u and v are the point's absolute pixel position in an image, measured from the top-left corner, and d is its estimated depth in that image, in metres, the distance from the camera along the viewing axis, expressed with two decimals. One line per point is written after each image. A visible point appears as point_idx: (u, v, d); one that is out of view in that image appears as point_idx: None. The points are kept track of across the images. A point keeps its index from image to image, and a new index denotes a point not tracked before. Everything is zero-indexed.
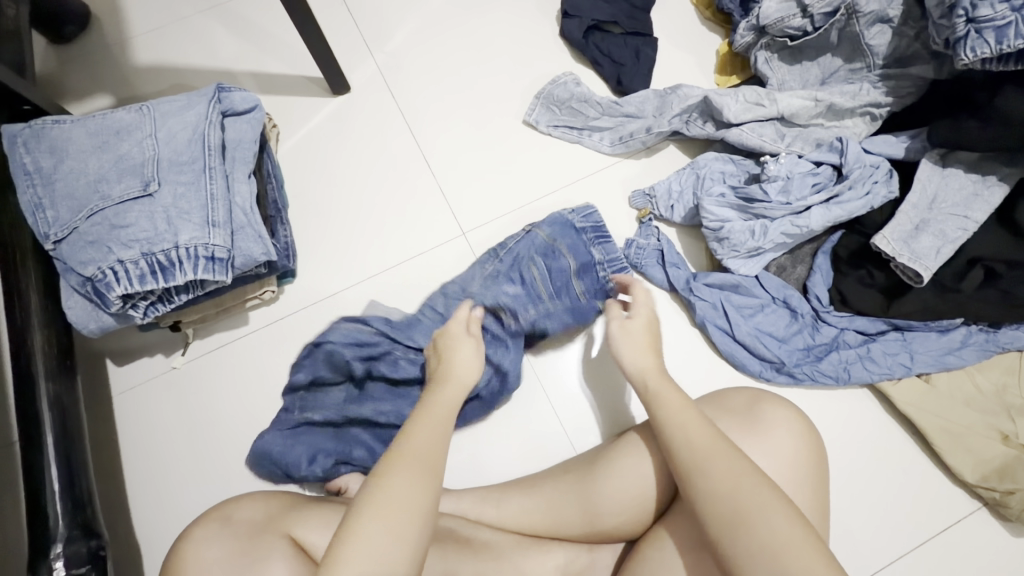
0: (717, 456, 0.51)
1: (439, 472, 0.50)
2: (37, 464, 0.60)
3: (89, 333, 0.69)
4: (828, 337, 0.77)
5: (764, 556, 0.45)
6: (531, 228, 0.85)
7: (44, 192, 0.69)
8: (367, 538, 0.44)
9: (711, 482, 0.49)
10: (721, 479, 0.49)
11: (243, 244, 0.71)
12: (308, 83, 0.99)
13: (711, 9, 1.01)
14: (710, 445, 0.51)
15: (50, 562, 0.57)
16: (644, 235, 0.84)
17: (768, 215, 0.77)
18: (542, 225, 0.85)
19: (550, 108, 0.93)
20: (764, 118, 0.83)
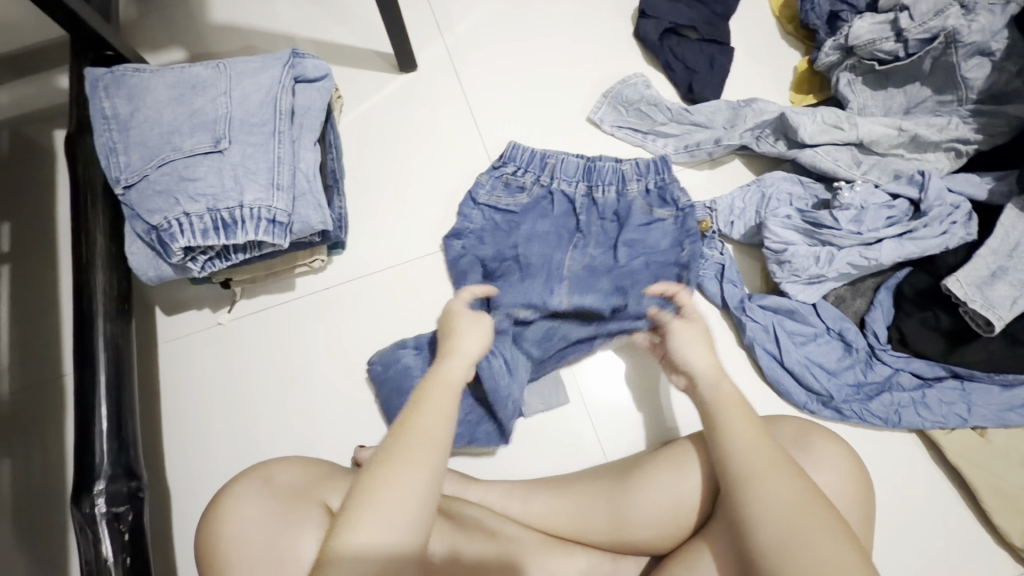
0: (771, 465, 0.50)
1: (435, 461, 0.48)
2: (89, 402, 0.62)
3: (147, 281, 0.70)
4: (882, 377, 0.74)
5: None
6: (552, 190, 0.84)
7: (119, 138, 0.71)
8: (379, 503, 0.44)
9: (767, 496, 0.48)
10: (776, 496, 0.48)
11: (303, 211, 0.71)
12: (376, 58, 0.99)
13: (793, 23, 0.98)
14: (769, 461, 0.50)
15: (93, 497, 0.58)
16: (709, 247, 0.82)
17: (835, 243, 0.74)
18: (561, 182, 0.84)
19: (617, 108, 0.91)
20: (841, 142, 0.80)
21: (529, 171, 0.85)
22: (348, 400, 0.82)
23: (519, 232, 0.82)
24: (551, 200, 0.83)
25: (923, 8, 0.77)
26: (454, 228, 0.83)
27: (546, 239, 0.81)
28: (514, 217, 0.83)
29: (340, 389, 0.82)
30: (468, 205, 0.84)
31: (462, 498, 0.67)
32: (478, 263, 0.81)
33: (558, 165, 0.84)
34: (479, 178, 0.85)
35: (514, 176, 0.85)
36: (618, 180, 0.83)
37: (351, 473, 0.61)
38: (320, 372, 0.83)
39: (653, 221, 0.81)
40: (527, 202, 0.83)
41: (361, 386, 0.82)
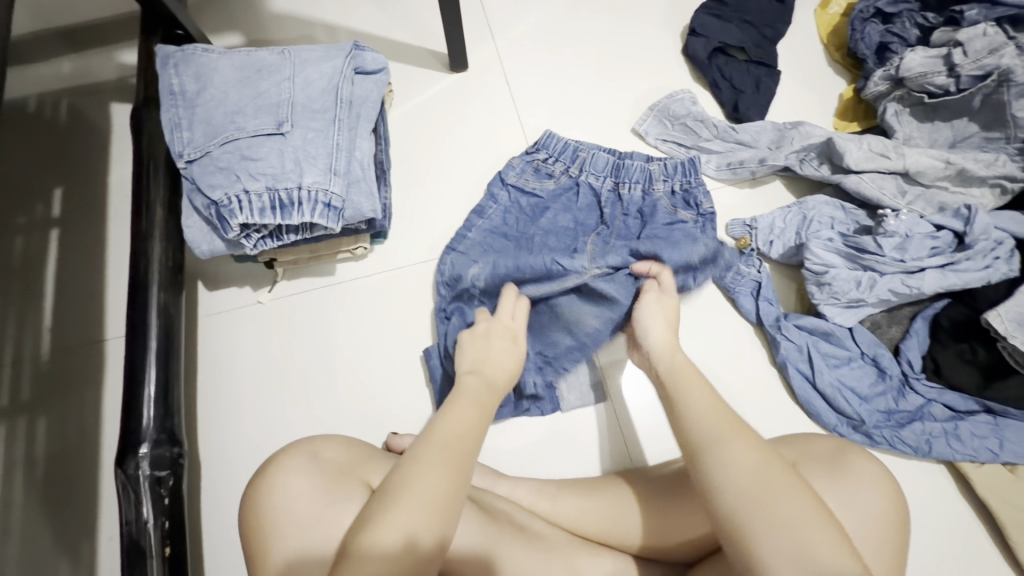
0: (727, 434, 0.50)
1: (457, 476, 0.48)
2: (139, 366, 0.63)
3: (199, 254, 0.72)
4: (913, 406, 0.74)
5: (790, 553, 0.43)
6: (579, 181, 0.87)
7: (184, 114, 0.73)
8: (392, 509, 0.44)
9: (727, 469, 0.48)
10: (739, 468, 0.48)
11: (356, 198, 0.72)
12: (428, 56, 1.01)
13: (841, 52, 0.99)
14: (724, 431, 0.51)
15: (138, 460, 0.59)
16: (745, 263, 0.83)
17: (878, 269, 0.74)
18: (589, 175, 0.86)
19: (663, 121, 0.93)
20: (886, 170, 0.80)
21: (560, 163, 0.88)
22: (380, 388, 0.82)
23: (541, 217, 0.85)
24: (578, 189, 0.86)
25: (978, 45, 0.79)
26: (478, 206, 0.86)
27: (569, 226, 0.83)
28: (540, 204, 0.86)
29: (372, 376, 0.83)
30: (500, 185, 0.88)
31: (493, 493, 0.68)
32: (486, 242, 0.84)
33: (590, 157, 0.87)
34: (512, 161, 0.89)
35: (544, 166, 0.88)
36: (645, 180, 0.85)
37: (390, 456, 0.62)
38: (354, 359, 0.84)
39: (676, 222, 0.82)
40: (556, 190, 0.87)
41: (394, 375, 0.83)
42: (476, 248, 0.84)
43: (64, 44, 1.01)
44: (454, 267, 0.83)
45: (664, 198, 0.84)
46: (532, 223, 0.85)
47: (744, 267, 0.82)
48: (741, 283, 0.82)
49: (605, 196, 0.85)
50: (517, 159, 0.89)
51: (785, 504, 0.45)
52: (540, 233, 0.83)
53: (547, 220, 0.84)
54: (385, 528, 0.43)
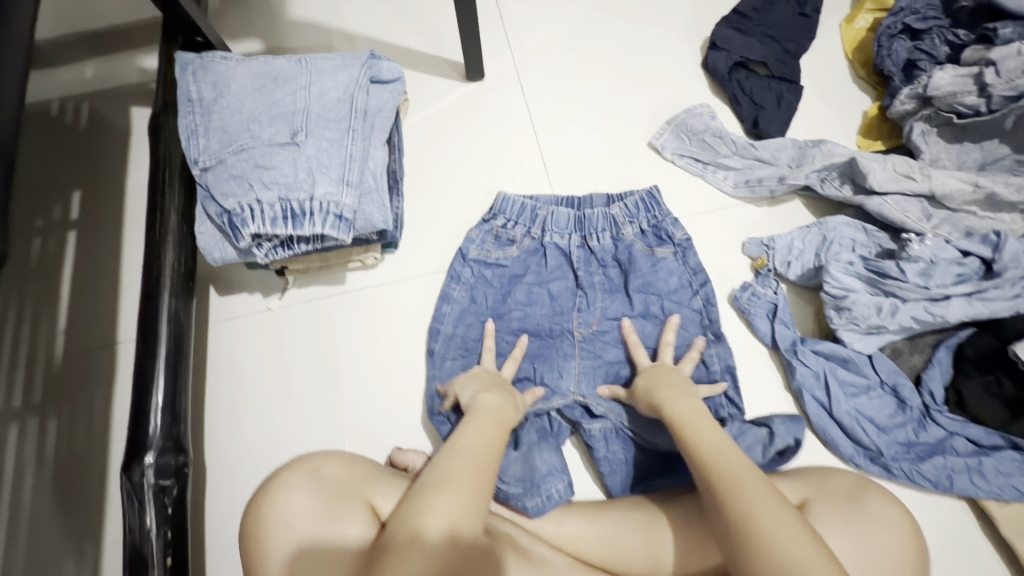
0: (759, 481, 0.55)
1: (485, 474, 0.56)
2: (147, 373, 0.63)
3: (211, 261, 0.72)
4: (934, 439, 0.72)
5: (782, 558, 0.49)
6: (544, 242, 0.86)
7: (201, 121, 0.73)
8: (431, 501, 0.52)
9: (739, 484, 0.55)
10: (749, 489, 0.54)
11: (367, 208, 0.72)
12: (444, 65, 1.01)
13: (866, 68, 0.97)
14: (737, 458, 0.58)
15: (143, 467, 0.59)
16: (761, 283, 0.81)
17: (900, 295, 0.72)
18: (552, 238, 0.86)
19: (680, 136, 0.92)
20: (911, 193, 0.77)
21: (520, 229, 0.86)
22: (386, 401, 0.82)
23: (516, 294, 0.84)
24: (549, 251, 0.85)
25: (1011, 65, 0.76)
26: (444, 291, 0.84)
27: (549, 300, 0.84)
28: (515, 276, 0.85)
29: (377, 388, 0.83)
30: (461, 263, 0.85)
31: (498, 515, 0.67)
32: (461, 332, 0.82)
33: (552, 218, 0.86)
34: (470, 234, 0.87)
35: (502, 235, 0.86)
36: (610, 227, 0.85)
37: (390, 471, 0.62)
38: (361, 370, 0.83)
39: (657, 262, 0.83)
40: (525, 259, 0.85)
41: (400, 387, 0.82)
42: (460, 340, 0.82)
43: (87, 48, 1.03)
44: (451, 369, 0.80)
45: (643, 235, 0.85)
46: (509, 303, 0.84)
47: (759, 289, 0.81)
48: (757, 306, 0.80)
49: (577, 256, 0.85)
50: (473, 229, 0.88)
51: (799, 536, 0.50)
52: (526, 317, 0.83)
53: (525, 294, 0.84)
54: (433, 513, 0.51)
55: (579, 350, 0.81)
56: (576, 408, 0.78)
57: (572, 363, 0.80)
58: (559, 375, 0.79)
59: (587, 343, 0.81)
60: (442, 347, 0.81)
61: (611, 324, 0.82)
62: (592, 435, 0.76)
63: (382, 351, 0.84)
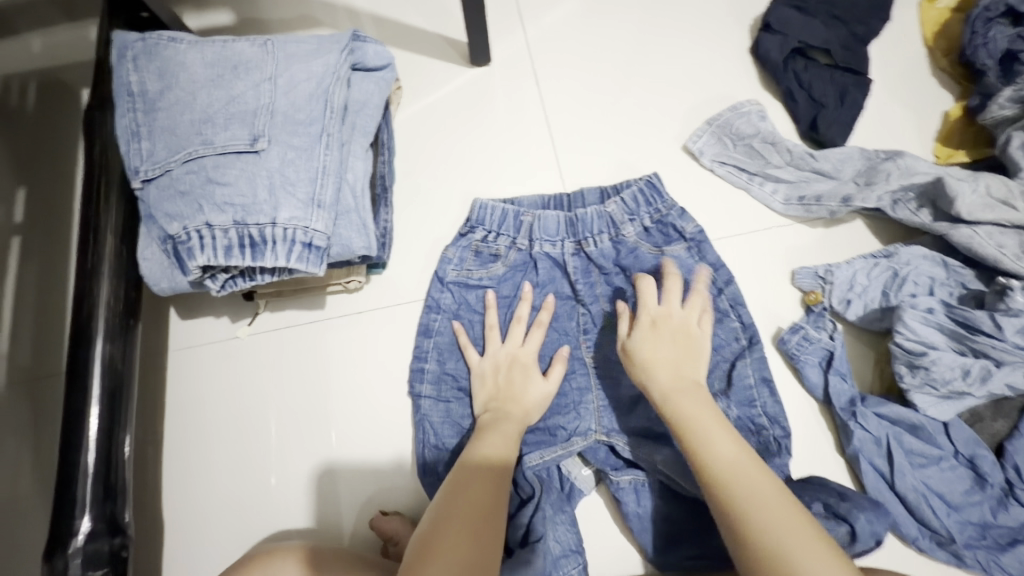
0: (763, 482, 0.49)
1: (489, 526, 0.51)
2: (75, 435, 0.53)
3: (160, 291, 0.60)
4: (1017, 522, 0.59)
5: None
6: (533, 253, 0.73)
7: (144, 120, 0.60)
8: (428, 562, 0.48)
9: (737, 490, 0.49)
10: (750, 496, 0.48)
11: (343, 233, 0.60)
12: (444, 45, 0.86)
13: (949, 58, 0.81)
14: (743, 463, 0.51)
15: (68, 557, 0.49)
16: (813, 321, 0.69)
17: (994, 356, 0.58)
18: (542, 246, 0.73)
19: (722, 139, 0.77)
20: (1008, 224, 0.63)
21: (501, 244, 0.74)
22: (369, 449, 0.70)
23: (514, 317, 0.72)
24: (542, 262, 0.73)
25: None
26: (422, 324, 0.72)
27: (557, 324, 0.72)
28: (506, 300, 0.73)
29: (359, 434, 0.71)
30: (439, 289, 0.73)
31: None
32: (449, 369, 0.70)
33: (544, 224, 0.73)
34: (446, 253, 0.74)
35: (479, 249, 0.74)
36: (607, 227, 0.72)
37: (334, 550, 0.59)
38: (340, 411, 0.72)
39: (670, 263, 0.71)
40: (516, 276, 0.73)
41: (385, 433, 0.71)
42: (452, 376, 0.70)
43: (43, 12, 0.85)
44: (451, 410, 0.69)
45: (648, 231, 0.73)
46: (501, 332, 0.71)
47: (810, 331, 0.68)
48: (806, 349, 0.67)
49: (573, 265, 0.72)
50: (449, 246, 0.75)
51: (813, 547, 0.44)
52: None
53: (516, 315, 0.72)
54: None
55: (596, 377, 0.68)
56: (600, 448, 0.67)
57: (592, 397, 0.68)
58: (575, 414, 0.67)
59: (603, 369, 0.69)
60: (435, 392, 0.70)
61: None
62: (619, 487, 0.64)
63: (365, 389, 0.73)
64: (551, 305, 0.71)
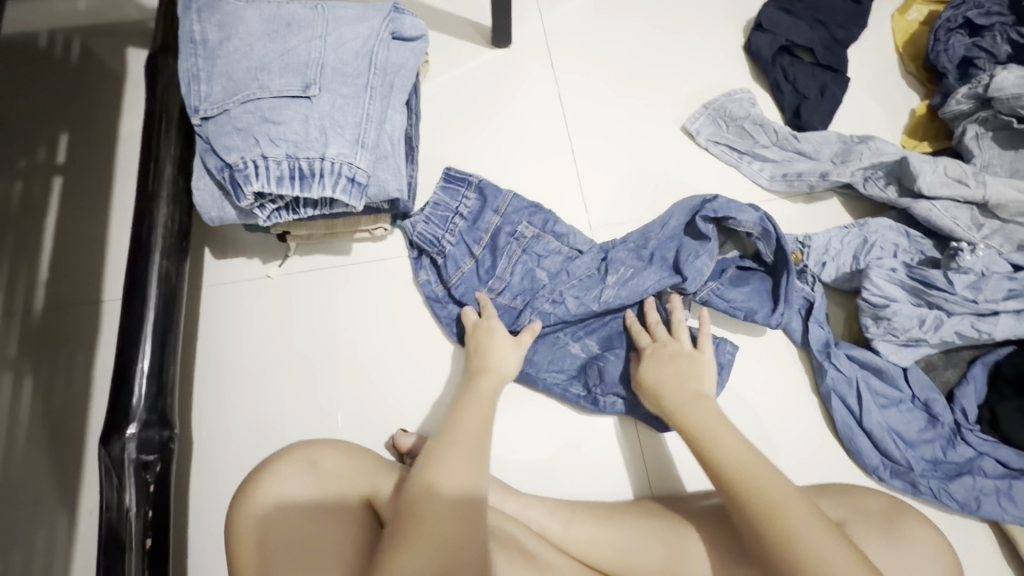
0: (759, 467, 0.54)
1: (457, 511, 0.48)
2: (133, 338, 0.58)
3: (208, 220, 0.67)
4: (962, 458, 0.68)
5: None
6: (496, 227, 0.79)
7: (204, 65, 0.66)
8: (403, 546, 0.45)
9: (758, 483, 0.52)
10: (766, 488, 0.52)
11: (381, 174, 0.66)
12: (468, 28, 0.94)
13: (916, 63, 0.91)
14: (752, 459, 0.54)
15: (124, 441, 0.55)
16: (728, 201, 0.72)
17: (945, 307, 0.68)
18: (506, 222, 0.79)
19: (717, 121, 0.86)
20: (962, 199, 0.73)
21: (458, 249, 0.78)
22: (386, 381, 0.76)
23: (507, 286, 0.77)
24: (480, 225, 0.79)
25: None
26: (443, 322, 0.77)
27: (532, 256, 0.78)
28: (490, 289, 0.76)
29: (379, 368, 0.77)
30: (441, 308, 0.78)
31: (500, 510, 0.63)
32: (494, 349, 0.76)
33: (475, 210, 0.80)
34: (421, 278, 0.79)
35: (444, 263, 0.78)
36: (531, 208, 0.80)
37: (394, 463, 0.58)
38: (362, 347, 0.78)
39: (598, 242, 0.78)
40: (492, 255, 0.77)
41: (406, 366, 0.77)
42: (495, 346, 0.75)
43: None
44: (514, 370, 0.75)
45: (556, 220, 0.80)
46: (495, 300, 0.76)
47: (739, 218, 0.71)
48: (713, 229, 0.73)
49: (526, 230, 0.79)
50: (418, 280, 0.79)
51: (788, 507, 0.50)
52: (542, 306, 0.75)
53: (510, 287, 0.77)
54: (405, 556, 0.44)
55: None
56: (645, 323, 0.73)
57: (602, 291, 0.74)
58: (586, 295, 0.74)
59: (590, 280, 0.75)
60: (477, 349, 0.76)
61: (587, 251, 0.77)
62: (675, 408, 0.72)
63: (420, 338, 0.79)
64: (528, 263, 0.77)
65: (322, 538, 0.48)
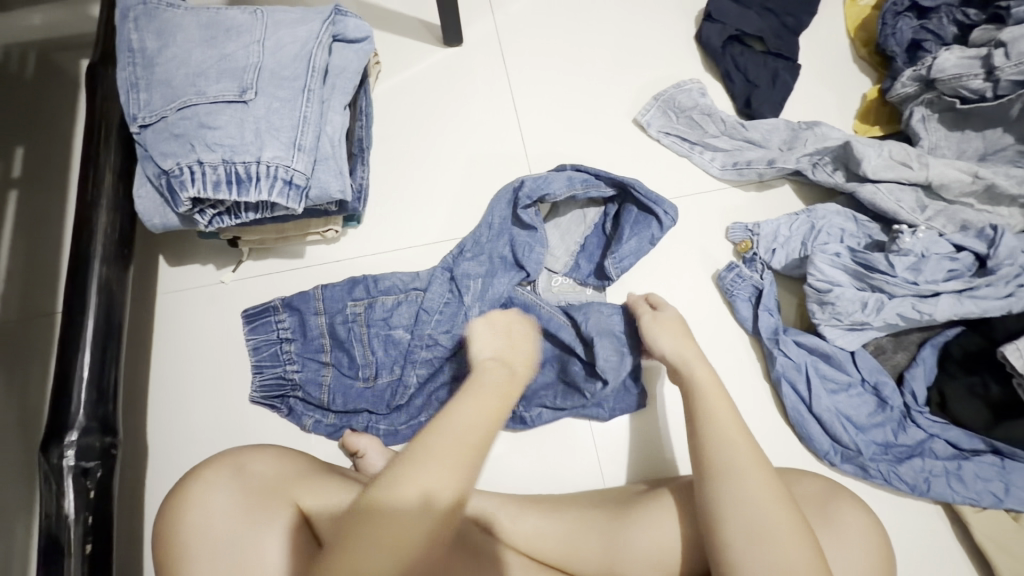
0: (750, 464, 0.52)
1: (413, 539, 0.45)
2: (73, 346, 0.59)
3: (151, 227, 0.67)
4: (913, 441, 0.68)
5: (754, 548, 0.48)
6: (331, 365, 0.74)
7: (142, 73, 0.66)
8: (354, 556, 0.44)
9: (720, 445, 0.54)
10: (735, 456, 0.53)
11: (322, 176, 0.67)
12: (421, 28, 0.94)
13: (868, 47, 0.91)
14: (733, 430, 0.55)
15: (62, 448, 0.55)
16: (534, 181, 0.76)
17: (887, 290, 0.68)
18: (337, 363, 0.74)
19: (667, 112, 0.86)
20: (906, 181, 0.73)
21: (314, 401, 0.73)
22: None
23: (374, 369, 0.74)
24: (311, 333, 0.74)
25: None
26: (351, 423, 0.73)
27: (379, 325, 0.75)
28: (365, 379, 0.74)
29: None
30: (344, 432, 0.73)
31: None
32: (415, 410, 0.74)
33: (296, 329, 0.75)
34: (309, 427, 0.73)
35: (306, 390, 0.73)
36: (346, 290, 0.76)
37: (333, 471, 0.59)
38: None
39: (461, 254, 0.77)
40: (345, 357, 0.74)
41: None
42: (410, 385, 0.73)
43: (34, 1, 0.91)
44: None
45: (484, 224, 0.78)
46: (371, 363, 0.74)
47: (550, 190, 0.75)
48: (535, 210, 0.77)
49: (362, 329, 0.74)
50: (308, 426, 0.73)
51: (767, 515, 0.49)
52: (438, 345, 0.73)
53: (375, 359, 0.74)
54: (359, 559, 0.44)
55: (562, 264, 0.79)
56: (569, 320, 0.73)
57: (466, 313, 0.74)
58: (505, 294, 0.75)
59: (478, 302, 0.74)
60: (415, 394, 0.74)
61: (449, 280, 0.76)
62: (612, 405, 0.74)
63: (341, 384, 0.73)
64: (388, 324, 0.75)
65: (240, 547, 0.49)
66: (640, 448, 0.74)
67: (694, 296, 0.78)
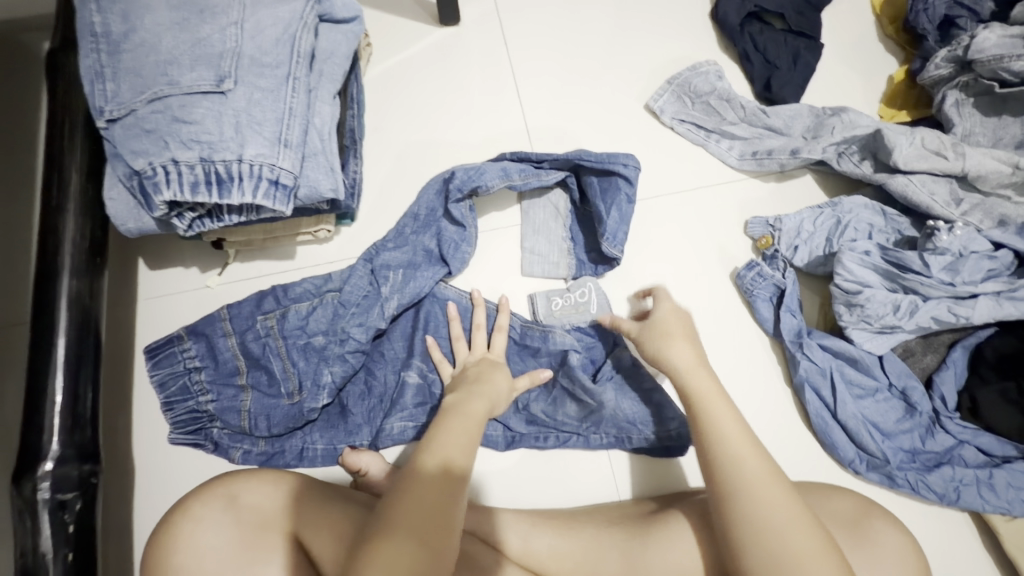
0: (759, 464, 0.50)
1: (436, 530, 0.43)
2: (43, 367, 0.54)
3: (126, 232, 0.61)
4: (942, 448, 0.65)
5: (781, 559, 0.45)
6: (248, 389, 0.68)
7: (107, 61, 0.59)
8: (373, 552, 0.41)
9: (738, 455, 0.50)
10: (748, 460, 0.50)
11: (311, 174, 0.61)
12: (414, 6, 0.87)
13: (895, 24, 0.85)
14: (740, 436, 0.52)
15: (36, 480, 0.51)
16: (466, 172, 0.72)
17: (921, 291, 0.65)
18: (256, 386, 0.68)
19: (681, 98, 0.80)
20: (940, 172, 0.68)
21: (239, 429, 0.68)
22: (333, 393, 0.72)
23: (297, 383, 0.68)
24: (222, 357, 0.68)
25: None
26: (299, 446, 0.68)
27: (294, 339, 0.69)
28: (289, 396, 0.68)
29: None
30: (279, 459, 0.68)
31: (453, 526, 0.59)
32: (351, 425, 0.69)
33: (203, 354, 0.68)
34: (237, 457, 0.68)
35: (224, 419, 0.67)
36: (253, 304, 0.70)
37: (331, 491, 0.55)
38: None
39: (375, 256, 0.72)
40: (264, 378, 0.68)
41: None
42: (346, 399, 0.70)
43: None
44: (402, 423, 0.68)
45: (405, 226, 0.74)
46: (292, 380, 0.68)
47: (482, 182, 0.71)
48: (467, 204, 0.73)
49: (277, 343, 0.68)
50: (237, 459, 0.68)
51: (787, 521, 0.46)
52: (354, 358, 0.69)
53: (294, 373, 0.68)
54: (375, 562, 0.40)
55: (566, 268, 0.74)
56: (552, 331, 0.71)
57: (383, 306, 0.70)
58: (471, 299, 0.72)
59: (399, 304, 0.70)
60: (342, 398, 0.70)
61: (370, 283, 0.71)
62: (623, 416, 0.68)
63: (265, 407, 0.68)
64: (307, 336, 0.69)
65: None
66: (655, 459, 0.70)
67: (711, 296, 0.74)
